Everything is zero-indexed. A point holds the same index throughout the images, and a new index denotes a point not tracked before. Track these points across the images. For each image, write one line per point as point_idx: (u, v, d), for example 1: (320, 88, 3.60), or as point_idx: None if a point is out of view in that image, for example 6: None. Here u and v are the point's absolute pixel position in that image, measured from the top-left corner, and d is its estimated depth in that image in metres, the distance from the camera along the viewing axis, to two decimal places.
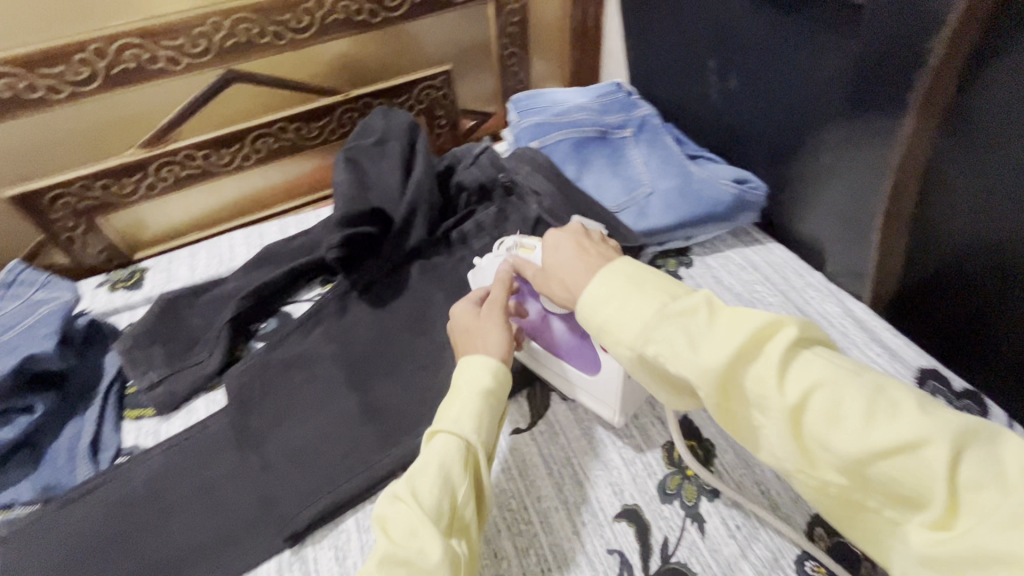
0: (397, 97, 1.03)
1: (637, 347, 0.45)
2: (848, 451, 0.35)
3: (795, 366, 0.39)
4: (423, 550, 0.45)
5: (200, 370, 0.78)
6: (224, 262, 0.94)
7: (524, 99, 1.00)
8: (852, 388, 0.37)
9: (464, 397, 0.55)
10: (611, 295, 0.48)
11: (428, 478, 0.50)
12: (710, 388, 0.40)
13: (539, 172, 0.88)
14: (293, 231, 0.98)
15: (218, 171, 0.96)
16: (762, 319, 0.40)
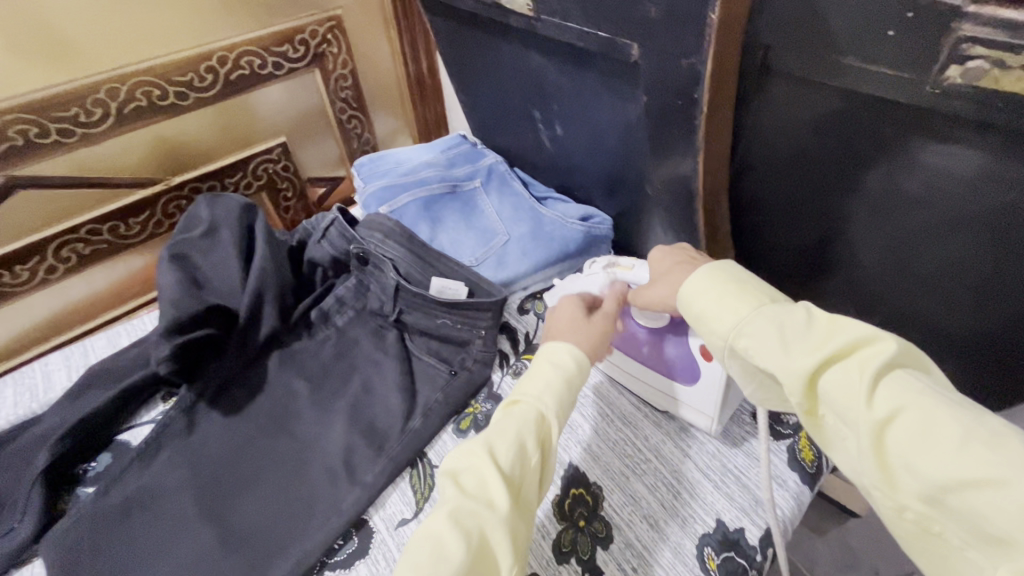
0: (231, 176, 0.97)
1: (729, 340, 0.48)
2: (928, 475, 0.37)
3: (892, 379, 0.40)
4: (492, 506, 0.48)
5: (8, 541, 0.64)
6: (36, 394, 0.80)
7: (368, 163, 0.97)
8: (945, 414, 0.38)
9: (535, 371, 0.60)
10: (711, 288, 0.50)
11: (506, 442, 0.53)
12: (795, 389, 0.43)
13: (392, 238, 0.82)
14: (124, 343, 0.86)
15: (14, 291, 0.83)
16: (863, 332, 0.42)
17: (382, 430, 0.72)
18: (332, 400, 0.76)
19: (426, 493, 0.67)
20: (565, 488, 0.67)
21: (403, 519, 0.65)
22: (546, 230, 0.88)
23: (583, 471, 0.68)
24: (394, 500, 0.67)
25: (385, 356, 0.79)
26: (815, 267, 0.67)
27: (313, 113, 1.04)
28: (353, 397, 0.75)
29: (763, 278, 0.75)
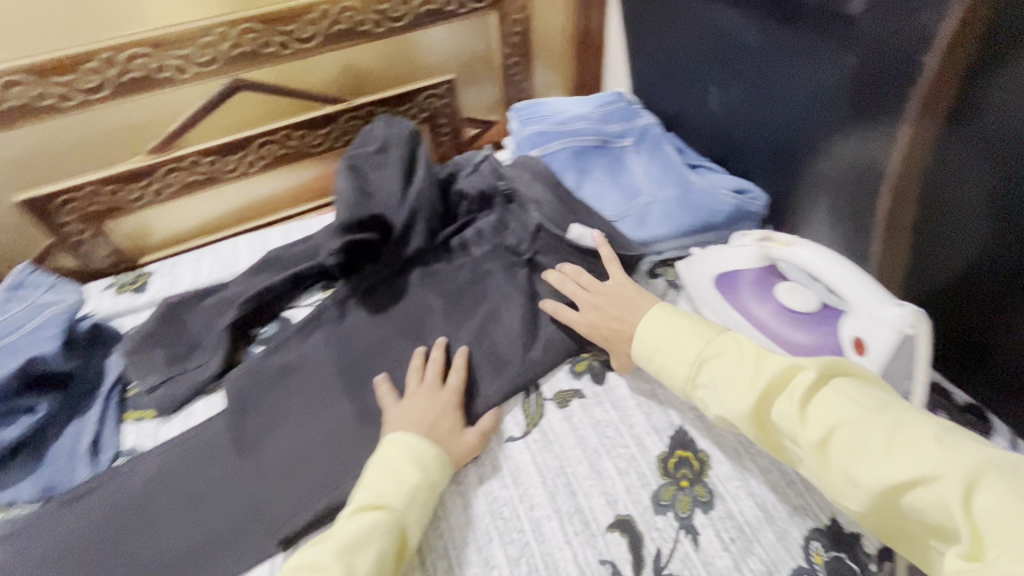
0: (401, 106, 1.05)
1: (688, 386, 0.60)
2: (868, 483, 0.45)
3: (820, 399, 0.50)
4: None
5: (200, 373, 0.77)
6: (228, 267, 0.95)
7: (526, 109, 1.00)
8: (869, 420, 0.47)
9: (397, 454, 0.61)
10: (665, 336, 0.63)
11: (367, 552, 0.52)
12: (749, 427, 0.54)
13: (539, 180, 0.86)
14: (296, 238, 0.99)
15: (221, 178, 0.97)
16: (785, 364, 0.53)
17: (505, 355, 0.76)
18: (463, 319, 0.81)
19: (536, 419, 0.71)
20: (671, 447, 0.67)
21: (512, 436, 0.69)
22: (694, 198, 0.86)
23: (692, 435, 0.68)
24: (505, 418, 0.71)
25: (515, 289, 0.83)
26: (998, 300, 0.58)
27: (482, 55, 1.09)
28: (482, 320, 0.80)
29: (930, 308, 0.67)
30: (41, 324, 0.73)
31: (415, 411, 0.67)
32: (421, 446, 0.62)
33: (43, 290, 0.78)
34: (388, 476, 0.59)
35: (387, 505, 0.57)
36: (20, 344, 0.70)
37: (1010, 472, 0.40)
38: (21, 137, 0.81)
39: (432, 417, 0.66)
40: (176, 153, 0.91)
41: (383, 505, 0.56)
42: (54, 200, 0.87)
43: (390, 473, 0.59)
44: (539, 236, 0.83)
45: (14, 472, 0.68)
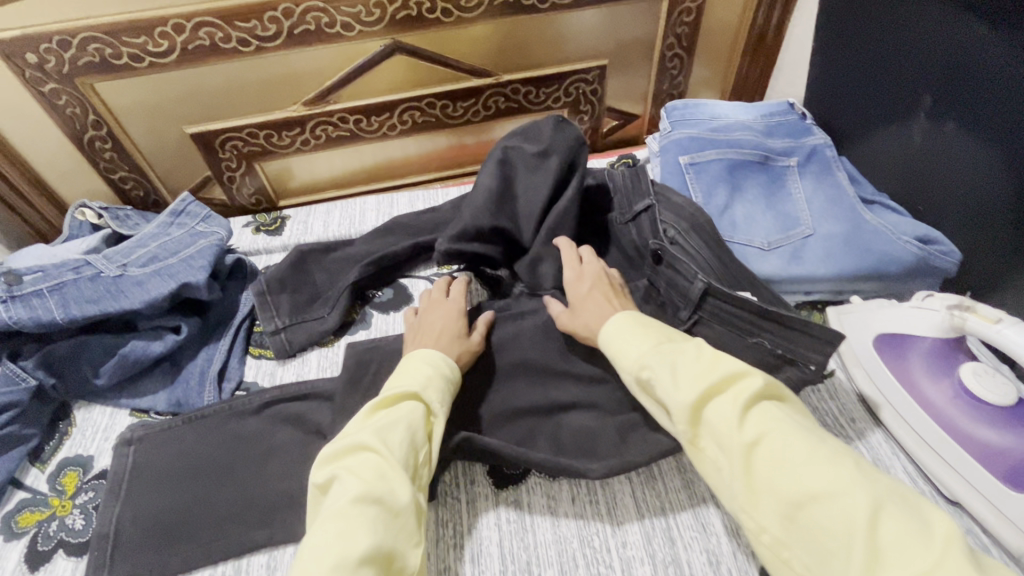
0: (547, 87, 1.00)
1: (636, 372, 0.56)
2: (789, 491, 0.44)
3: (757, 409, 0.49)
4: (395, 491, 0.49)
5: (319, 326, 0.79)
6: (354, 224, 0.98)
7: (680, 108, 0.91)
8: (797, 437, 0.47)
9: (421, 366, 0.61)
10: (624, 327, 0.60)
11: (391, 426, 0.53)
12: (682, 419, 0.51)
13: (699, 233, 0.74)
14: (421, 207, 1.00)
15: (362, 136, 0.99)
16: (739, 370, 0.51)
17: None
18: None
19: None
20: None
21: None
22: (863, 238, 0.75)
23: None
24: None
25: None
26: None
27: (644, 40, 1.00)
28: None
29: None
30: (193, 253, 0.78)
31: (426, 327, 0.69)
32: (437, 357, 0.62)
33: (198, 221, 0.84)
34: (408, 374, 0.60)
35: (429, 401, 0.58)
36: (174, 268, 0.76)
37: (910, 505, 0.42)
38: (200, 75, 0.86)
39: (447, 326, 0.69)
40: (329, 108, 0.93)
41: (411, 394, 0.57)
42: (218, 137, 0.93)
43: (414, 373, 0.60)
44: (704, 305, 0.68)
45: (153, 381, 0.75)
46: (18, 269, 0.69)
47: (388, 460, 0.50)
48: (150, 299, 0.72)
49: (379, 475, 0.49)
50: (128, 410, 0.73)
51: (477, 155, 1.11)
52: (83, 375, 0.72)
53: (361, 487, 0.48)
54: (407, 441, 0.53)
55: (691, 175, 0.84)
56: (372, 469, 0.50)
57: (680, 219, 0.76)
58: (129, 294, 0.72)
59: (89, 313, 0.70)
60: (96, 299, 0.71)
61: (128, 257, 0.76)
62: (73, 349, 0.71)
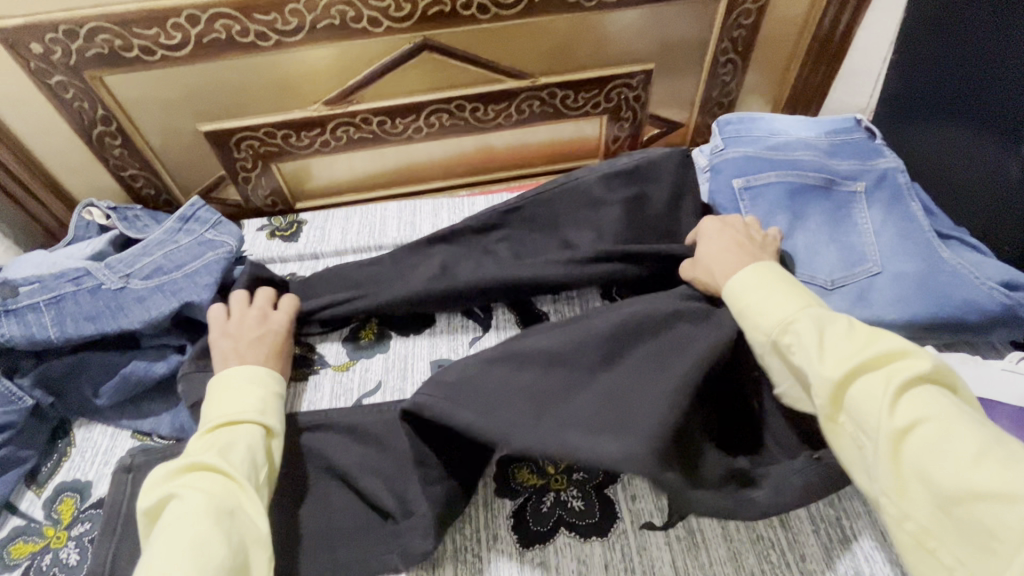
0: (586, 92, 0.92)
1: (773, 334, 0.52)
2: (946, 483, 0.39)
3: (913, 393, 0.43)
4: (247, 511, 0.49)
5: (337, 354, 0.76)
6: (374, 234, 0.91)
7: (734, 122, 0.83)
8: (962, 425, 0.40)
9: (253, 389, 0.60)
10: (762, 285, 0.56)
11: (236, 449, 0.53)
12: (821, 394, 0.47)
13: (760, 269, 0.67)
14: (446, 217, 0.94)
15: (385, 138, 0.92)
16: (902, 350, 0.46)
17: None
18: None
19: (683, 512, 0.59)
20: None
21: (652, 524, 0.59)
22: (940, 281, 0.67)
23: None
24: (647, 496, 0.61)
25: None
26: None
27: (695, 43, 0.91)
28: None
29: None
30: (200, 267, 0.72)
31: (247, 335, 0.66)
32: (261, 370, 0.62)
33: (208, 228, 0.79)
34: (231, 391, 0.59)
35: (267, 420, 0.58)
36: (180, 282, 0.70)
37: None
38: (215, 69, 0.80)
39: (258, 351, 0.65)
40: (351, 108, 0.87)
41: (250, 416, 0.57)
42: (233, 135, 0.87)
43: (239, 394, 0.59)
44: None
45: (156, 402, 0.70)
46: (14, 280, 0.65)
47: (236, 483, 0.50)
48: (152, 317, 0.67)
49: (223, 494, 0.49)
50: (129, 431, 0.69)
51: (506, 161, 1.04)
52: (84, 393, 0.68)
53: (205, 505, 0.47)
54: (249, 461, 0.53)
55: (747, 199, 0.76)
56: (216, 488, 0.49)
57: None
58: (130, 312, 0.67)
59: (86, 331, 0.65)
60: (95, 315, 0.66)
61: (131, 267, 0.71)
62: (72, 366, 0.67)
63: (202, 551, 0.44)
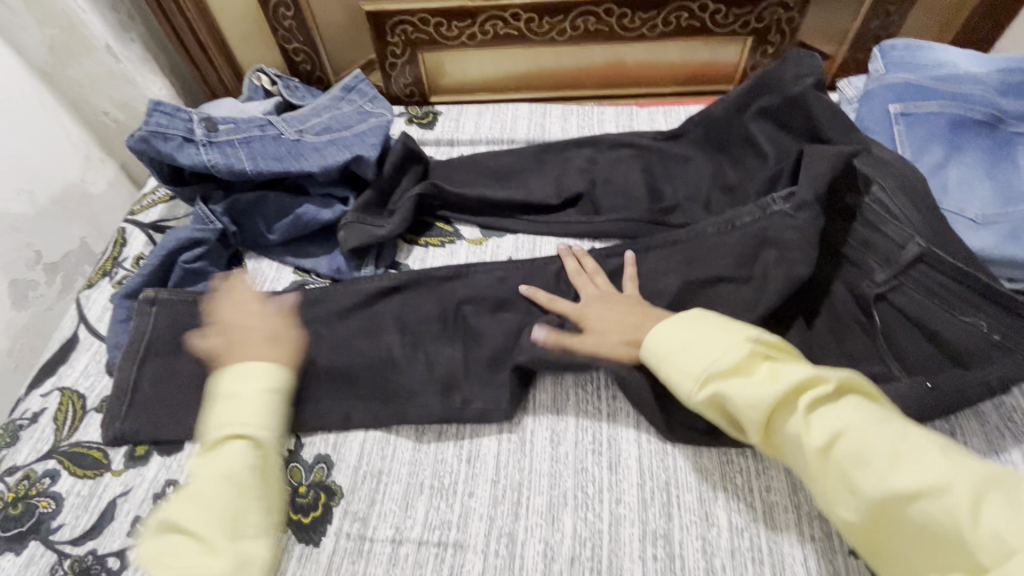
0: (738, 8, 0.90)
1: (687, 382, 0.53)
2: (873, 491, 0.44)
3: (829, 408, 0.48)
4: (205, 564, 0.47)
5: (459, 236, 0.81)
6: (506, 130, 0.95)
7: (900, 49, 0.79)
8: (878, 432, 0.46)
9: (245, 396, 0.57)
10: (677, 332, 0.56)
11: (212, 489, 0.51)
12: (754, 430, 0.50)
13: (910, 194, 0.67)
14: (575, 123, 0.96)
15: (528, 37, 0.95)
16: (804, 374, 0.49)
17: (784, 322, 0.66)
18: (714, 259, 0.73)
19: None
20: None
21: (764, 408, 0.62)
22: None
23: None
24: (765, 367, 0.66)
25: None
26: None
27: None
28: None
29: None
30: (366, 130, 0.80)
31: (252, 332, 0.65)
32: (269, 373, 0.59)
33: (366, 100, 0.86)
34: (233, 402, 0.56)
35: (262, 438, 0.55)
36: (351, 142, 0.78)
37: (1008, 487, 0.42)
38: None
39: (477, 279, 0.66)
40: (504, 2, 0.89)
41: (247, 436, 0.55)
42: (392, 19, 0.92)
43: (251, 406, 0.56)
44: (915, 269, 0.64)
45: (316, 245, 0.79)
46: (216, 117, 0.74)
47: (207, 546, 0.48)
48: (328, 165, 0.75)
49: (184, 555, 0.48)
50: (293, 267, 0.79)
51: (637, 78, 1.04)
52: (260, 228, 0.77)
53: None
54: (224, 506, 0.51)
55: (901, 125, 0.74)
56: (182, 548, 0.48)
57: (889, 176, 0.69)
58: (309, 158, 0.75)
59: (274, 169, 0.74)
60: (280, 157, 0.75)
61: (304, 123, 0.79)
62: (255, 201, 0.76)
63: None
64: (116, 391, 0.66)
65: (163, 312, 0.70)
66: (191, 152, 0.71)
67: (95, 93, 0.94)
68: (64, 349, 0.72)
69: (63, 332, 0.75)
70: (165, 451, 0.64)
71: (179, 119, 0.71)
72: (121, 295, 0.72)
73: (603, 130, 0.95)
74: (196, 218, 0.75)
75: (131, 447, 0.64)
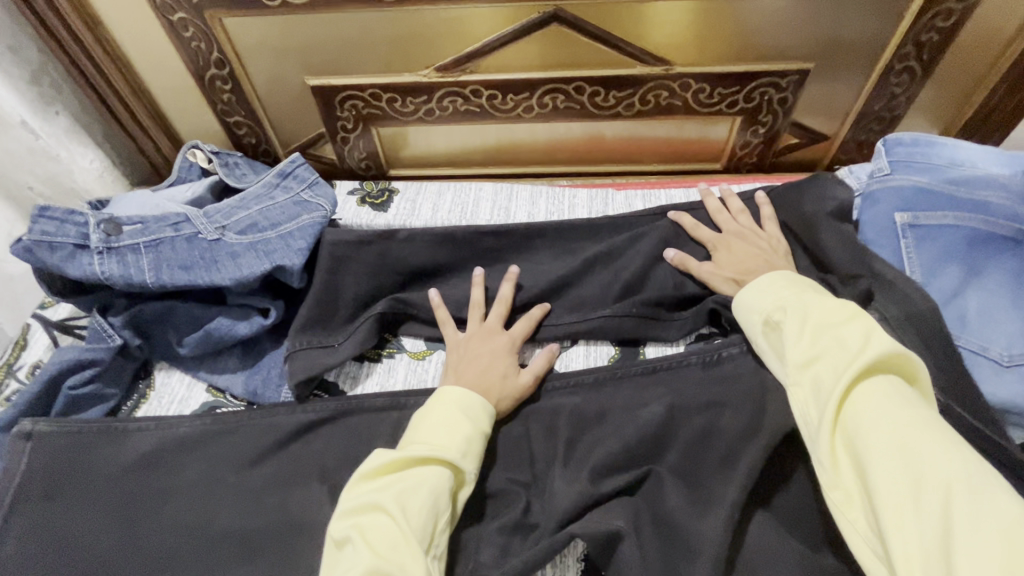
0: (724, 87, 0.81)
1: (765, 313, 0.56)
2: (873, 453, 0.41)
3: (874, 380, 0.45)
4: (409, 570, 0.44)
5: (401, 349, 0.71)
6: (466, 214, 0.86)
7: (906, 145, 0.69)
8: (913, 416, 0.42)
9: (457, 422, 0.55)
10: (762, 282, 0.59)
11: (419, 499, 0.48)
12: (790, 361, 0.50)
13: (918, 334, 0.57)
14: (543, 206, 0.86)
15: (492, 113, 0.86)
16: (869, 336, 0.47)
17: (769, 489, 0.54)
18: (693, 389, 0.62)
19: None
20: None
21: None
22: None
23: None
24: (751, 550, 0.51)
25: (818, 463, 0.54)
26: None
27: (869, 44, 0.77)
28: None
29: None
30: (294, 229, 0.71)
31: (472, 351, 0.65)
32: (473, 401, 0.57)
33: (304, 187, 0.76)
34: (442, 424, 0.55)
35: (463, 466, 0.53)
36: (274, 245, 0.69)
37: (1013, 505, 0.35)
38: (333, 22, 0.76)
39: (489, 381, 0.62)
40: (464, 78, 0.81)
41: (448, 457, 0.52)
42: (341, 93, 0.84)
43: (446, 428, 0.55)
44: None
45: (233, 360, 0.69)
46: (118, 218, 0.65)
47: (412, 561, 0.45)
48: (242, 277, 0.65)
49: (392, 550, 0.45)
50: (205, 384, 0.68)
51: (615, 154, 0.94)
52: (168, 340, 0.68)
53: (369, 563, 0.43)
54: (431, 511, 0.48)
55: (909, 239, 0.64)
56: (387, 542, 0.45)
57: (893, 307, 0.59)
58: (222, 267, 0.66)
59: (180, 282, 0.65)
60: (189, 265, 0.66)
61: (226, 219, 0.70)
62: (162, 310, 0.67)
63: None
64: None
65: (40, 450, 0.60)
66: (83, 262, 0.62)
67: (15, 170, 0.84)
68: None
69: None
70: None
71: (70, 224, 0.62)
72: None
73: (574, 216, 0.85)
74: (92, 335, 0.66)
75: None
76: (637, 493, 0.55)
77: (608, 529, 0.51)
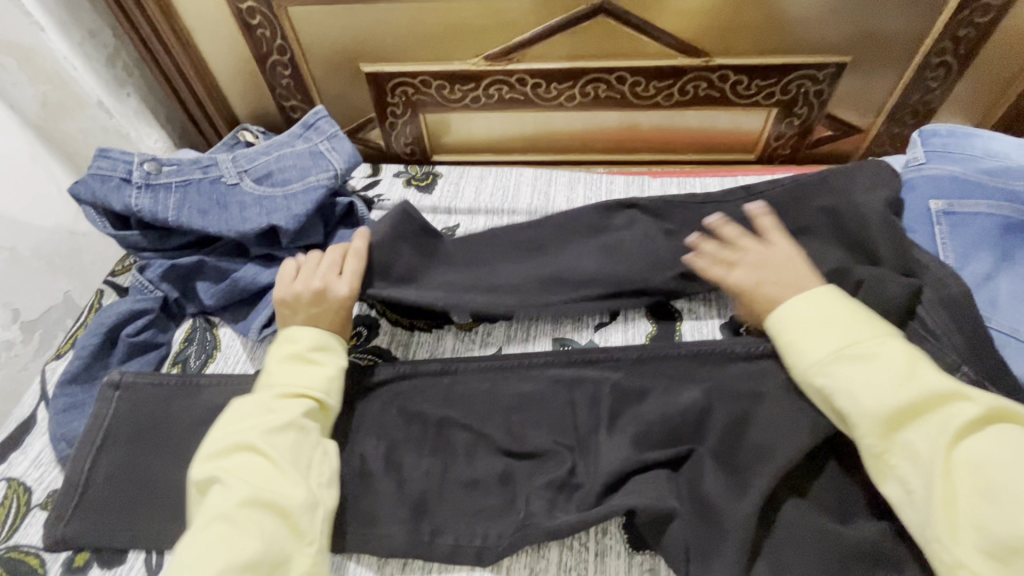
0: (762, 79, 0.84)
1: (813, 363, 0.54)
2: (1004, 526, 0.43)
3: (964, 438, 0.47)
4: (285, 497, 0.51)
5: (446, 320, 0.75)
6: (507, 198, 0.90)
7: (943, 136, 0.72)
8: (1018, 470, 0.45)
9: (318, 361, 0.62)
10: (812, 315, 0.57)
11: (286, 438, 0.55)
12: (877, 424, 0.50)
13: (953, 312, 0.59)
14: (581, 191, 0.90)
15: (534, 101, 0.90)
16: (947, 389, 0.49)
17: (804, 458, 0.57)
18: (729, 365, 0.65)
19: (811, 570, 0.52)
20: None
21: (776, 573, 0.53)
22: None
23: None
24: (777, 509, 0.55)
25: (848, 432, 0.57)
26: None
27: (907, 38, 0.79)
28: None
29: None
30: (300, 192, 0.75)
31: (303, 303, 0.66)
32: (325, 337, 0.63)
33: (323, 139, 0.79)
34: (297, 360, 0.61)
35: (326, 399, 0.60)
36: (281, 204, 0.74)
37: None
38: (390, 11, 0.80)
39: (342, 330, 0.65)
40: (511, 67, 0.84)
41: (313, 390, 0.59)
42: (393, 79, 0.88)
43: (302, 365, 0.61)
44: None
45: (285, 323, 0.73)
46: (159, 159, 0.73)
47: (283, 486, 0.52)
48: (244, 231, 0.72)
49: (262, 483, 0.52)
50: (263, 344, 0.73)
51: (650, 143, 0.97)
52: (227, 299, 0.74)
53: (242, 495, 0.50)
54: (299, 446, 0.55)
55: (943, 226, 0.66)
56: (258, 477, 0.52)
57: (927, 290, 0.61)
58: (231, 214, 0.73)
59: (194, 224, 0.72)
60: (206, 213, 0.73)
61: (249, 167, 0.76)
62: (192, 265, 0.74)
63: (233, 543, 0.48)
64: (64, 488, 0.60)
65: (125, 399, 0.65)
66: (126, 195, 0.71)
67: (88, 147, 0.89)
68: (21, 432, 0.68)
69: (23, 409, 0.71)
70: (105, 563, 0.58)
71: (121, 162, 0.71)
72: (64, 381, 0.68)
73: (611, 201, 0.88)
74: (136, 290, 0.75)
75: (70, 556, 0.59)
76: (678, 468, 0.59)
77: (651, 486, 0.56)
